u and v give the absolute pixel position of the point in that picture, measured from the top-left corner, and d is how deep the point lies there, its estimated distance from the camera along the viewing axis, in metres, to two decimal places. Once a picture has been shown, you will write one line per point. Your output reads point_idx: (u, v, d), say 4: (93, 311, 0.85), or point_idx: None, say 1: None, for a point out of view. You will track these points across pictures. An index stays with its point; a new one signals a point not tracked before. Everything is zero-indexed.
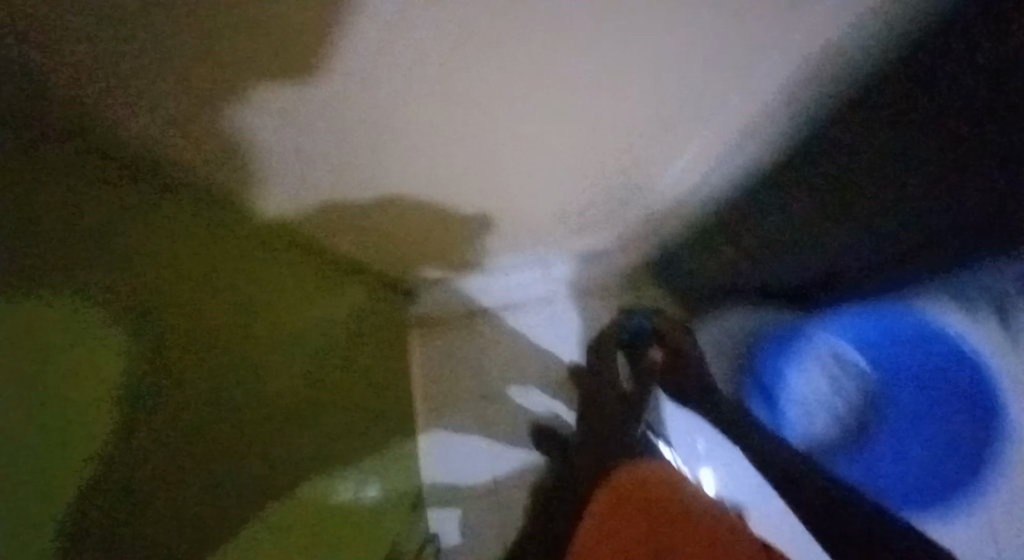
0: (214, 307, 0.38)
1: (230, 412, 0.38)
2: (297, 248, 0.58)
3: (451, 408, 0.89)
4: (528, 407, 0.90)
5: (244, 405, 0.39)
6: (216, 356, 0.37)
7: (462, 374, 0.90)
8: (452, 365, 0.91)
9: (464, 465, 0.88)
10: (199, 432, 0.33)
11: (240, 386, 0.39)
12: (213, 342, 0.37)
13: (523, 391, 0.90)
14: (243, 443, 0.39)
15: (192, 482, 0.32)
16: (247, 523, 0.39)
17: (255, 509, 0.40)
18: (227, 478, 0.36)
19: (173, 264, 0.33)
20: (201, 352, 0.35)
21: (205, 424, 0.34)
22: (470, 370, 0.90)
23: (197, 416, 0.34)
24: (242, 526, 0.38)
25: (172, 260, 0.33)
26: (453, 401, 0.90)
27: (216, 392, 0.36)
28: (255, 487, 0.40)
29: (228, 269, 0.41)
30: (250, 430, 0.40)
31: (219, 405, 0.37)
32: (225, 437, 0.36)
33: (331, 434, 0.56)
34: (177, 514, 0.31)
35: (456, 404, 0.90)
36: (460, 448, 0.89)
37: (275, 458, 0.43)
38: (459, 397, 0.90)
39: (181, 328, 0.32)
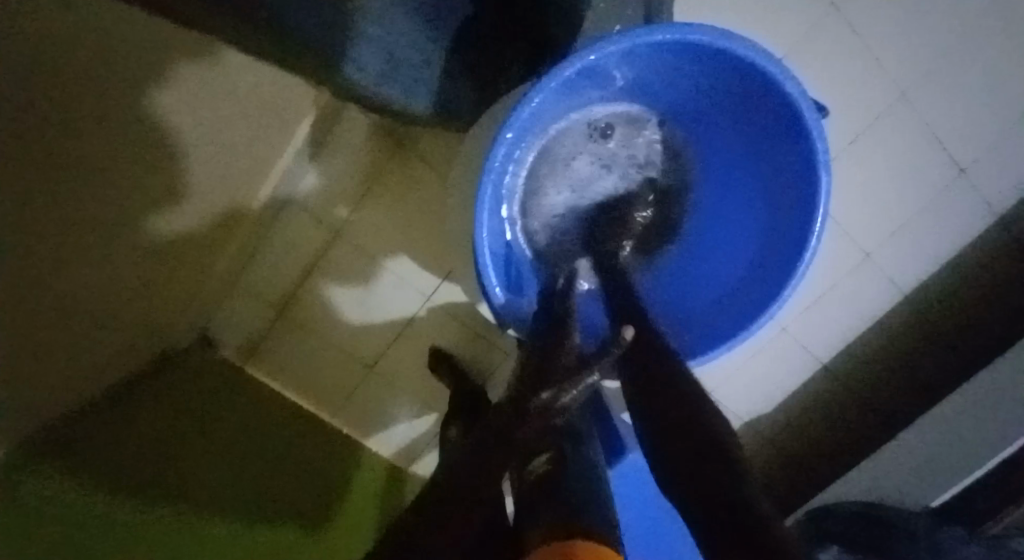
0: (69, 428, 0.58)
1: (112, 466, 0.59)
2: (142, 337, 0.67)
3: (351, 395, 0.85)
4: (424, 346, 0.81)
5: (99, 472, 0.58)
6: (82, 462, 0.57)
7: (332, 366, 0.82)
8: (320, 363, 0.82)
9: (402, 425, 0.89)
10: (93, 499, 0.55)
11: (94, 466, 0.58)
12: (57, 440, 0.56)
13: (426, 340, 0.80)
14: (122, 486, 0.59)
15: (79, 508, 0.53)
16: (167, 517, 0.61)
17: (169, 511, 0.61)
18: (131, 504, 0.58)
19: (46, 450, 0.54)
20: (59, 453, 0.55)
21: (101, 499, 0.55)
22: (335, 356, 0.81)
23: (76, 487, 0.54)
24: (167, 519, 0.60)
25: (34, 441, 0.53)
26: (348, 390, 0.85)
27: (86, 482, 0.55)
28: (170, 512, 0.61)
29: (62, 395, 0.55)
30: (130, 468, 0.61)
31: (96, 471, 0.57)
32: (102, 488, 0.56)
33: (203, 459, 0.70)
34: (85, 523, 0.52)
35: (349, 391, 0.85)
36: (390, 419, 0.88)
37: (171, 494, 0.63)
38: (352, 384, 0.84)
39: (44, 458, 0.53)
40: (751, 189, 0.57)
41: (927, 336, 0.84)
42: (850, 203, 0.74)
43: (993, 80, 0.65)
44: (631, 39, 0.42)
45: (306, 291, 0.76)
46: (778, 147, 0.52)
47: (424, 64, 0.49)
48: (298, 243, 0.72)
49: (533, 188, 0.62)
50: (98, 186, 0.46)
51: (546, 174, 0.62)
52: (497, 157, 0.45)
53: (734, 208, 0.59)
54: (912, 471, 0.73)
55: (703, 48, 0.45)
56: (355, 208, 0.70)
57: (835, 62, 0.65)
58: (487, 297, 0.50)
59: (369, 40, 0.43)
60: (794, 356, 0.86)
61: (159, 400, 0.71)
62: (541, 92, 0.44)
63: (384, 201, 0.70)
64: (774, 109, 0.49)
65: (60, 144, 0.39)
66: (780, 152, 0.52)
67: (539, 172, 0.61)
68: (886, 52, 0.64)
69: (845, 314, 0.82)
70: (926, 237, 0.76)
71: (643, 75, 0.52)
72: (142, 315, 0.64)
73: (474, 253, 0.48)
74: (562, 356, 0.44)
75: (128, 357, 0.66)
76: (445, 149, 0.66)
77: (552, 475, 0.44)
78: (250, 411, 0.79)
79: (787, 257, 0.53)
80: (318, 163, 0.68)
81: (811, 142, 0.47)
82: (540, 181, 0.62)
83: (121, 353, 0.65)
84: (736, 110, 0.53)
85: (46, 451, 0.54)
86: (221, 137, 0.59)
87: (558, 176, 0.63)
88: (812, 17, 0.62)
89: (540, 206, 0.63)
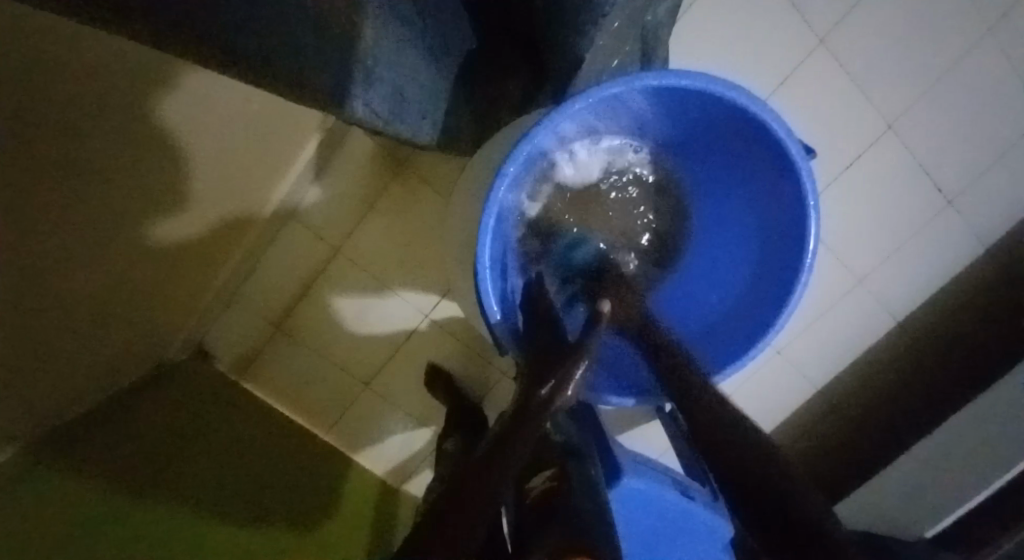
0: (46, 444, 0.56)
1: (101, 481, 0.58)
2: (135, 348, 0.67)
3: (347, 412, 0.85)
4: (419, 363, 0.81)
5: (82, 486, 0.57)
6: (64, 475, 0.55)
7: (328, 383, 0.82)
8: (317, 378, 0.82)
9: (396, 445, 0.89)
10: (78, 512, 0.54)
11: (79, 479, 0.57)
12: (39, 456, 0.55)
13: (422, 358, 0.81)
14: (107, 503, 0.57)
15: (64, 525, 0.52)
16: (155, 530, 0.59)
17: (158, 524, 0.60)
18: (118, 521, 0.57)
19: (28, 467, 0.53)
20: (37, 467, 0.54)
21: (82, 515, 0.54)
22: (331, 374, 0.81)
23: (60, 505, 0.53)
24: (155, 533, 0.59)
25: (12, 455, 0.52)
26: (343, 407, 0.84)
27: (68, 499, 0.54)
28: (158, 525, 0.60)
29: (45, 404, 0.54)
30: (116, 484, 0.60)
31: (80, 488, 0.56)
32: (86, 505, 0.55)
33: (196, 469, 0.69)
34: (67, 539, 0.51)
35: (344, 407, 0.84)
36: (385, 438, 0.88)
37: (163, 511, 0.62)
38: (346, 400, 0.84)
39: (26, 474, 0.52)
40: (744, 214, 0.59)
41: (914, 362, 0.86)
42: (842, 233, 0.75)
43: (975, 121, 0.69)
44: (629, 83, 0.44)
45: (302, 308, 0.76)
46: (769, 183, 0.54)
47: (431, 96, 0.50)
48: (299, 257, 0.73)
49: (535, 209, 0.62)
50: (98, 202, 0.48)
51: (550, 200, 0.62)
52: (501, 187, 0.47)
53: (728, 232, 0.61)
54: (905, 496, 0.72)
55: (699, 92, 0.47)
56: (357, 226, 0.71)
57: (828, 99, 0.67)
58: (486, 318, 0.51)
59: (380, 78, 0.42)
60: (789, 383, 0.86)
61: (153, 410, 0.70)
62: (544, 129, 0.46)
63: (385, 218, 0.71)
64: (765, 151, 0.51)
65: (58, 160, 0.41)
66: (772, 187, 0.54)
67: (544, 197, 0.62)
68: (874, 92, 0.67)
69: (841, 341, 0.83)
70: (914, 267, 0.78)
71: (640, 112, 0.54)
72: (134, 328, 0.64)
73: (476, 275, 0.49)
74: (557, 367, 0.44)
75: (118, 366, 0.66)
76: (447, 175, 0.68)
77: (557, 491, 0.45)
78: (245, 421, 0.78)
79: (779, 284, 0.55)
80: (322, 179, 0.69)
81: (799, 180, 0.49)
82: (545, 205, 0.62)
83: (113, 360, 0.64)
84: (725, 142, 0.54)
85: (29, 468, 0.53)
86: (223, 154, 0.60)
87: (562, 200, 0.63)
88: (802, 51, 0.64)
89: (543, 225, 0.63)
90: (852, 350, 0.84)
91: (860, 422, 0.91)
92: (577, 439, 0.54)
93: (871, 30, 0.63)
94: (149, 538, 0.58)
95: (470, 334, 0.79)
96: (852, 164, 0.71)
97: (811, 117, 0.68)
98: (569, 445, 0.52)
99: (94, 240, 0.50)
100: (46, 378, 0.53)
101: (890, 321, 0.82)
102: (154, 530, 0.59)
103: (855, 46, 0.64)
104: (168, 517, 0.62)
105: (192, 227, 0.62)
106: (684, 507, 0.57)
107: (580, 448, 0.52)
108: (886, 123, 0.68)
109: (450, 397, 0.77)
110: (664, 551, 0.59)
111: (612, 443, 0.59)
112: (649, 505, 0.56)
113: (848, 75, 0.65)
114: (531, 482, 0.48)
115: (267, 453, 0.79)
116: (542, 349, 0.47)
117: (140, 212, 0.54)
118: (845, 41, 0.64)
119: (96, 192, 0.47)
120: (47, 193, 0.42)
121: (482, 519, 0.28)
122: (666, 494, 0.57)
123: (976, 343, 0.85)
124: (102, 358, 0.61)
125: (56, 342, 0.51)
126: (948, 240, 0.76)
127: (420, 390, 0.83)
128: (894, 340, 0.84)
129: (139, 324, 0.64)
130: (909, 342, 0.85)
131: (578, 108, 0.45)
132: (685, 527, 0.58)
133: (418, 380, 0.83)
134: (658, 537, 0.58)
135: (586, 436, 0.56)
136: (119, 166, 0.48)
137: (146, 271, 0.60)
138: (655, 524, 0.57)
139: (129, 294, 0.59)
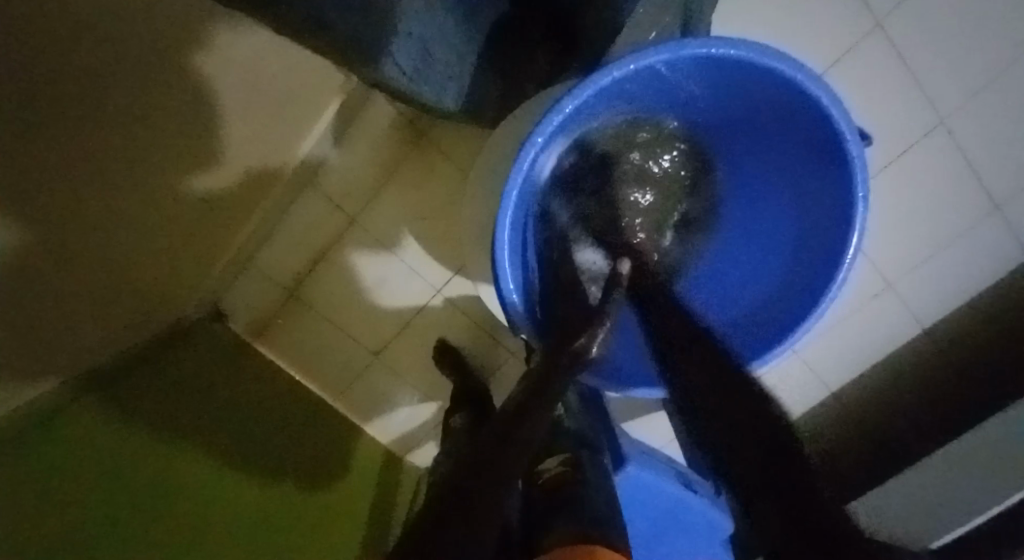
0: (66, 394, 0.58)
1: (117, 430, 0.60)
2: (156, 307, 0.67)
3: (356, 382, 0.85)
4: (430, 339, 0.81)
5: (97, 438, 0.58)
6: (74, 425, 0.57)
7: (340, 354, 0.82)
8: (330, 348, 0.82)
9: (402, 418, 0.89)
10: (89, 461, 0.56)
11: (94, 431, 0.58)
12: (54, 407, 0.56)
13: (434, 333, 0.80)
14: (120, 457, 0.59)
15: (73, 471, 0.54)
16: (156, 487, 0.61)
17: (161, 481, 0.62)
18: (126, 475, 0.58)
19: (44, 415, 0.55)
20: (51, 416, 0.56)
21: (92, 464, 0.56)
22: (343, 344, 0.81)
23: (71, 450, 0.55)
24: (155, 489, 0.61)
25: (37, 403, 0.54)
26: (352, 375, 0.84)
27: (77, 446, 0.56)
28: (164, 482, 0.62)
29: (65, 357, 0.55)
30: (132, 438, 0.61)
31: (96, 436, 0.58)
32: (99, 456, 0.57)
33: (204, 427, 0.70)
34: (78, 485, 0.53)
35: (353, 377, 0.85)
36: (391, 412, 0.88)
37: (173, 466, 0.64)
38: (358, 370, 0.84)
39: (44, 421, 0.54)
40: (782, 203, 0.56)
41: (936, 370, 0.84)
42: (873, 232, 0.73)
43: None
44: (675, 49, 0.42)
45: (320, 279, 0.76)
46: (814, 171, 0.51)
47: (457, 63, 0.48)
48: (314, 225, 0.72)
49: (563, 186, 0.60)
50: (111, 166, 0.48)
51: (575, 184, 0.61)
52: (526, 161, 0.45)
53: (763, 217, 0.58)
54: (893, 495, 0.70)
55: (744, 66, 0.44)
56: (372, 198, 0.70)
57: (877, 87, 0.63)
58: (504, 302, 0.49)
59: (404, 37, 0.41)
60: (807, 384, 0.86)
61: (172, 364, 0.71)
62: (576, 101, 0.44)
63: (402, 192, 0.70)
64: (812, 136, 0.48)
65: (75, 123, 0.42)
66: (815, 173, 0.51)
67: (570, 179, 0.60)
68: (926, 81, 0.63)
69: (865, 339, 0.81)
70: (952, 269, 0.75)
71: (677, 87, 0.51)
72: (151, 291, 0.64)
73: (495, 255, 0.48)
74: (569, 349, 0.46)
75: (142, 323, 0.66)
76: (470, 150, 0.67)
77: (565, 477, 0.44)
78: (255, 386, 0.80)
79: (823, 276, 0.52)
80: (341, 145, 0.68)
81: (849, 169, 0.47)
82: (572, 188, 0.61)
83: (136, 320, 0.65)
84: (764, 122, 0.52)
85: (48, 419, 0.55)
86: (244, 119, 0.59)
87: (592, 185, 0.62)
88: (854, 34, 0.61)
89: (570, 201, 0.61)
90: (876, 351, 0.82)
91: (866, 426, 0.90)
92: (587, 427, 0.53)
93: (933, 18, 0.59)
94: (150, 492, 0.60)
95: (483, 312, 0.78)
96: (895, 160, 0.68)
97: (855, 109, 0.65)
98: (579, 433, 0.52)
99: (104, 193, 0.49)
100: (71, 331, 0.54)
101: (921, 322, 0.79)
102: (157, 485, 0.61)
103: (910, 36, 0.60)
104: (175, 475, 0.64)
105: (217, 184, 0.62)
106: (687, 500, 0.57)
107: (592, 439, 0.51)
108: (937, 117, 0.65)
109: (461, 374, 0.78)
110: (668, 543, 0.59)
111: (618, 434, 0.57)
112: (650, 501, 0.56)
113: (900, 62, 0.62)
114: (540, 465, 0.47)
115: (275, 418, 0.80)
116: (560, 338, 0.48)
117: (158, 169, 0.54)
118: (902, 27, 0.60)
119: (100, 135, 0.45)
120: (44, 143, 0.40)
121: (497, 514, 0.26)
122: (672, 491, 0.56)
123: (1002, 356, 0.82)
124: (119, 322, 0.62)
125: (67, 294, 0.50)
126: (988, 247, 0.73)
127: (429, 365, 0.83)
128: (918, 347, 0.82)
129: (159, 286, 0.65)
130: (930, 353, 0.82)
131: (616, 77, 0.43)
132: (685, 521, 0.58)
133: (428, 355, 0.83)
134: (657, 528, 0.58)
135: (595, 424, 0.55)
136: (130, 107, 0.46)
137: (160, 228, 0.59)
138: (652, 517, 0.57)
139: (146, 251, 0.59)
